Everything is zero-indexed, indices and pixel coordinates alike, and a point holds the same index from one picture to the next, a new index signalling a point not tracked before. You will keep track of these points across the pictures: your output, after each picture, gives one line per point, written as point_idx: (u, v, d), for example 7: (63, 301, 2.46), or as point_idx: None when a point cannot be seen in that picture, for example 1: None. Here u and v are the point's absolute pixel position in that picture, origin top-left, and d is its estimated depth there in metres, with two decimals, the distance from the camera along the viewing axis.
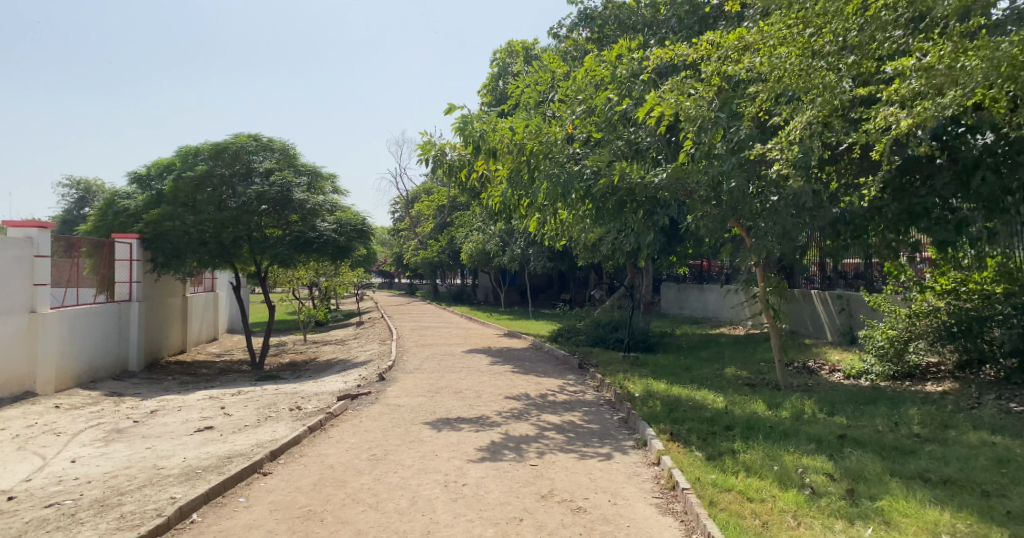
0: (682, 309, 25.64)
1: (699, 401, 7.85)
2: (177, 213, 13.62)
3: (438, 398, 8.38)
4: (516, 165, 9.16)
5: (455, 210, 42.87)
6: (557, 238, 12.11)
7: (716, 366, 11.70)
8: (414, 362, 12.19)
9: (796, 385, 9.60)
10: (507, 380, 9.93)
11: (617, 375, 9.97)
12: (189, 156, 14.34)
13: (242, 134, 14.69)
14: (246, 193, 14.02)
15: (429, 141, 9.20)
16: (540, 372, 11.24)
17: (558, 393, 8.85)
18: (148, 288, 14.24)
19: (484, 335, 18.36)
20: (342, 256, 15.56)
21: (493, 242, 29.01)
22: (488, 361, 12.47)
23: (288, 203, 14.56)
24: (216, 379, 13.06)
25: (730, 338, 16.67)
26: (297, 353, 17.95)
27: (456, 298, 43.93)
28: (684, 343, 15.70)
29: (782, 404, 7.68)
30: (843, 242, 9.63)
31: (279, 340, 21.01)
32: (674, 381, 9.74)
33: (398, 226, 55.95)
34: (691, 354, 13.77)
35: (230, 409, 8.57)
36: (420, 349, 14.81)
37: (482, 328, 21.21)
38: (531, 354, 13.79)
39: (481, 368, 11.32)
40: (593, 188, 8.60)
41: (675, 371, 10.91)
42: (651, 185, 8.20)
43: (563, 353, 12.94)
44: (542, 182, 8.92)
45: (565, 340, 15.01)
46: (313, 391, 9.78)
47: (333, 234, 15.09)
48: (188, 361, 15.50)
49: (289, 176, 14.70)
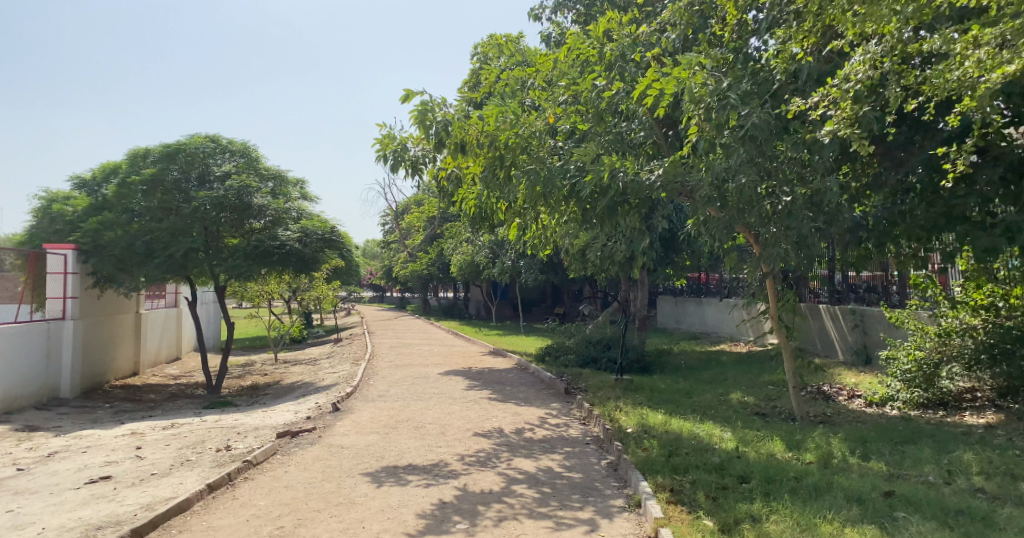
0: (680, 324, 24.40)
1: (704, 440, 6.53)
2: (121, 222, 12.49)
3: (392, 438, 7.00)
4: (489, 163, 7.82)
5: (445, 221, 41.74)
6: (542, 246, 10.82)
7: (718, 391, 10.39)
8: (380, 388, 10.83)
9: (813, 416, 8.27)
10: (480, 411, 8.56)
11: (608, 403, 8.63)
12: (138, 159, 13.16)
13: (198, 135, 13.52)
14: (199, 198, 12.71)
15: (390, 134, 7.89)
16: (520, 398, 9.92)
17: (537, 428, 7.49)
18: (89, 307, 12.89)
19: (467, 354, 16.99)
20: (308, 268, 14.32)
21: (481, 253, 27.76)
22: (464, 385, 11.15)
23: (247, 209, 13.32)
24: (160, 407, 11.67)
25: (732, 357, 15.36)
26: (263, 374, 16.57)
27: (447, 312, 42.61)
28: (683, 363, 14.38)
29: (804, 445, 6.35)
30: (863, 252, 8.41)
31: (248, 360, 19.61)
32: (672, 411, 8.42)
33: (389, 237, 54.69)
34: (691, 376, 12.45)
35: (145, 450, 7.18)
36: (393, 371, 13.44)
37: (466, 345, 19.92)
38: (513, 376, 12.45)
39: (454, 395, 9.98)
40: (578, 187, 7.38)
41: (673, 397, 9.60)
42: (646, 182, 7.03)
43: (548, 375, 11.63)
44: (520, 180, 7.71)
45: (552, 360, 13.69)
46: (253, 425, 8.39)
47: (297, 243, 13.86)
48: (138, 384, 14.08)
49: (248, 179, 13.39)
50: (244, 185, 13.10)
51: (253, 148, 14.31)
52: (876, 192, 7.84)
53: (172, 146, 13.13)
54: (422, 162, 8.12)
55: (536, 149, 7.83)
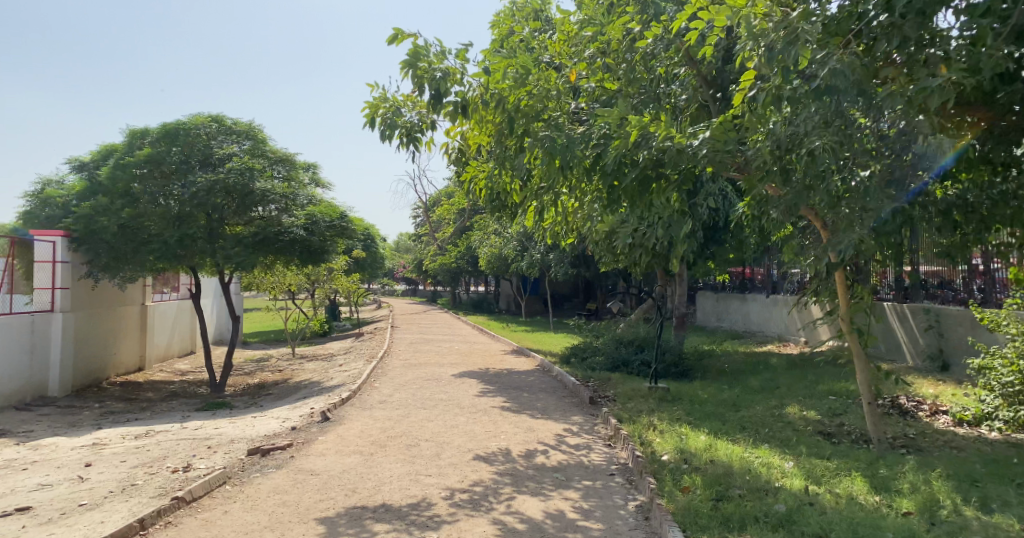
0: (722, 322, 22.80)
1: (763, 476, 5.11)
2: (112, 207, 11.63)
3: (375, 462, 5.79)
4: (498, 130, 6.76)
5: (475, 214, 40.75)
6: (566, 233, 9.54)
7: (770, 403, 8.91)
8: (383, 392, 9.68)
9: (896, 442, 6.71)
10: (488, 426, 7.29)
11: (640, 419, 7.26)
12: (134, 139, 12.29)
13: (199, 114, 12.70)
14: (197, 180, 11.87)
15: (381, 93, 6.82)
16: (538, 407, 8.65)
17: (552, 452, 6.19)
18: (84, 298, 12.17)
19: (488, 352, 15.80)
20: (314, 257, 13.60)
21: (510, 246, 26.62)
22: (476, 391, 9.92)
23: (249, 197, 12.46)
24: (152, 407, 10.76)
25: (782, 361, 13.77)
26: (274, 372, 15.69)
27: (477, 307, 41.63)
28: (727, 367, 12.86)
29: (895, 486, 4.85)
30: (961, 241, 6.81)
31: (264, 355, 18.84)
32: (719, 431, 7.00)
33: (419, 230, 53.99)
34: (738, 383, 10.96)
35: (92, 468, 6.11)
36: (404, 371, 12.32)
37: (490, 343, 18.77)
38: (535, 380, 11.18)
39: (464, 403, 8.77)
40: (603, 157, 6.13)
41: (718, 412, 8.18)
42: (686, 150, 5.73)
43: (573, 380, 10.31)
44: (534, 150, 6.47)
45: (579, 362, 12.34)
46: (228, 438, 7.31)
47: (303, 231, 12.94)
48: (139, 381, 13.30)
49: (252, 163, 12.49)
50: (246, 169, 12.27)
51: (259, 130, 13.40)
52: (977, 166, 6.33)
53: (171, 126, 12.28)
54: (420, 130, 6.96)
55: (555, 112, 6.67)
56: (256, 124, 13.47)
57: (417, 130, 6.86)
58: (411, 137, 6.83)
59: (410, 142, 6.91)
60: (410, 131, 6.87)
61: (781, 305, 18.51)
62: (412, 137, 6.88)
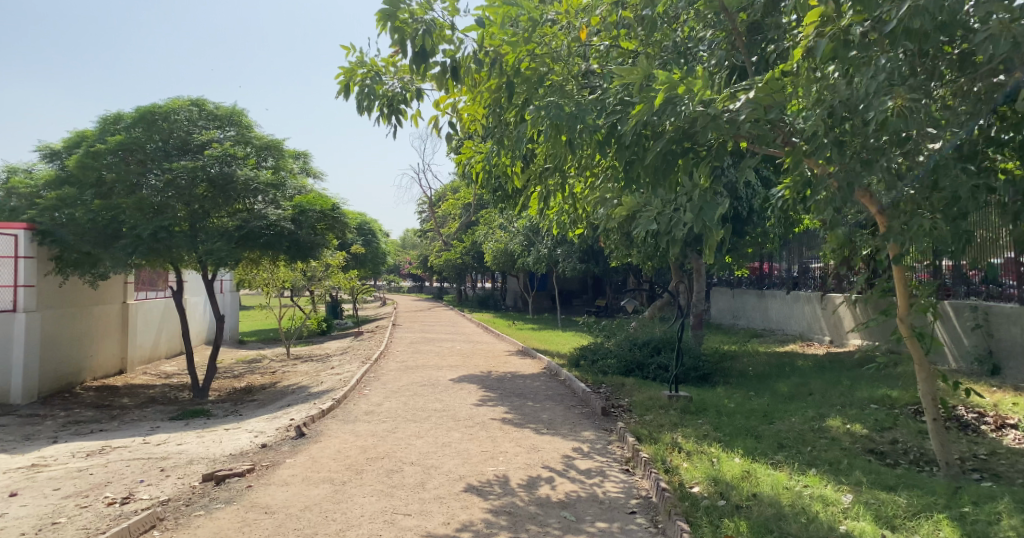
0: (738, 320, 21.77)
1: (823, 519, 4.09)
2: (82, 197, 10.73)
3: (346, 494, 4.81)
4: (495, 100, 5.81)
5: (482, 209, 39.91)
6: (575, 222, 8.58)
7: (807, 415, 7.89)
8: (372, 401, 8.73)
9: (968, 467, 5.73)
10: (486, 445, 6.32)
11: (661, 438, 6.27)
12: (107, 125, 11.35)
13: (177, 98, 11.78)
14: (175, 168, 10.96)
15: (357, 58, 5.83)
16: (544, 420, 7.67)
17: (558, 481, 5.21)
18: (51, 296, 11.27)
19: (491, 353, 14.85)
20: (303, 253, 12.51)
21: (516, 240, 25.61)
22: (476, 399, 8.95)
23: (230, 188, 11.51)
24: (124, 416, 9.80)
25: (808, 363, 12.77)
26: (265, 374, 14.81)
27: (483, 304, 40.74)
28: (750, 371, 11.84)
29: (995, 534, 3.83)
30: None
31: (257, 355, 17.99)
32: (755, 453, 6.00)
33: (425, 226, 53.06)
34: (765, 389, 9.94)
35: (15, 499, 5.15)
36: (399, 375, 11.38)
37: (495, 342, 17.83)
38: (541, 386, 10.20)
39: (460, 414, 7.80)
40: (620, 126, 5.18)
41: (748, 427, 7.17)
42: (722, 117, 4.79)
43: (583, 387, 9.35)
44: (537, 120, 5.52)
45: (588, 365, 11.35)
46: (187, 458, 6.26)
47: (290, 224, 12.02)
48: (116, 385, 12.40)
49: (234, 150, 11.61)
50: (226, 154, 11.34)
51: (241, 114, 12.47)
52: None
53: (145, 110, 11.33)
54: (404, 101, 5.97)
55: (560, 76, 5.78)
56: (238, 108, 12.56)
57: (401, 102, 5.88)
58: (394, 108, 5.85)
59: (392, 114, 5.92)
60: (392, 101, 5.89)
61: (802, 302, 17.47)
62: (394, 108, 5.89)
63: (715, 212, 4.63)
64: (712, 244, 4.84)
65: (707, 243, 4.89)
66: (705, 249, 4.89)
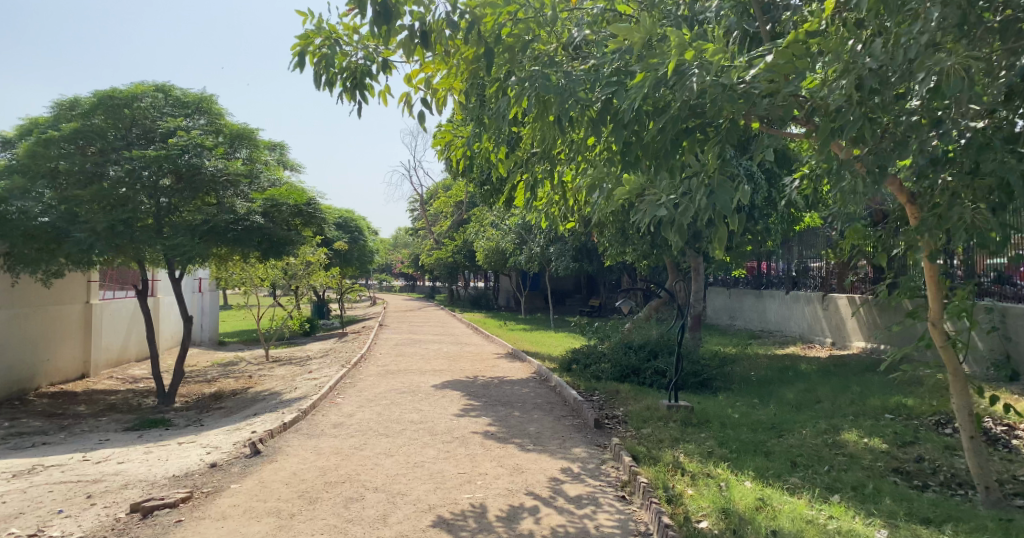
0: (734, 321, 21.18)
1: None
2: (33, 188, 9.90)
3: (293, 531, 4.04)
4: (473, 73, 5.08)
5: (473, 207, 39.16)
6: (565, 216, 7.90)
7: (818, 427, 7.19)
8: (343, 412, 7.97)
9: (1007, 492, 5.12)
10: (463, 466, 5.58)
11: (662, 458, 5.55)
12: (62, 110, 10.53)
13: (140, 83, 10.97)
14: (135, 157, 10.18)
15: (314, 22, 5.07)
16: (531, 432, 6.95)
17: (544, 511, 4.47)
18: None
19: (478, 356, 14.11)
20: (277, 250, 11.76)
21: (508, 239, 24.89)
22: (457, 408, 8.21)
23: (198, 180, 10.83)
24: (75, 426, 8.94)
25: (812, 367, 12.11)
26: (239, 378, 14.02)
27: (474, 303, 40.01)
28: (751, 376, 11.16)
29: None
30: None
31: (234, 358, 17.18)
32: (768, 476, 5.27)
33: (416, 224, 52.25)
34: (769, 397, 9.25)
35: None
36: (377, 381, 10.63)
37: (483, 344, 17.10)
38: (529, 393, 9.47)
39: (438, 427, 7.07)
40: (618, 98, 4.47)
41: (755, 442, 6.45)
42: (737, 87, 4.10)
43: (574, 394, 8.64)
44: (522, 95, 4.79)
45: (580, 369, 10.63)
46: (121, 481, 5.43)
47: (260, 218, 11.31)
48: (74, 391, 11.55)
49: (201, 138, 10.84)
50: (193, 143, 10.64)
51: (210, 100, 11.62)
52: None
53: (103, 94, 10.47)
54: (369, 74, 5.21)
55: (547, 46, 5.09)
56: (208, 95, 11.74)
57: (366, 75, 5.13)
58: (358, 83, 5.11)
59: (355, 90, 5.15)
60: (356, 75, 5.13)
61: (802, 303, 16.84)
62: (358, 82, 5.14)
63: (729, 200, 3.93)
64: (724, 237, 4.13)
65: (717, 235, 4.19)
66: (714, 242, 4.19)
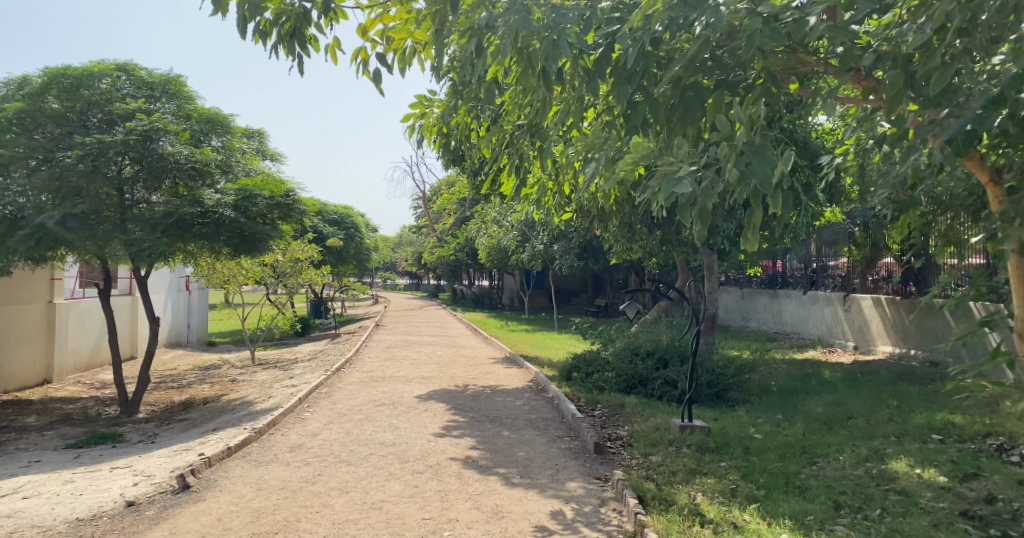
0: (747, 323, 20.07)
1: None
2: None
3: None
4: (440, 19, 4.05)
5: (477, 204, 38.16)
6: (560, 206, 6.89)
7: (857, 453, 6.10)
8: (308, 431, 6.95)
9: None
10: (431, 509, 4.53)
11: (675, 501, 4.48)
12: (10, 91, 9.60)
13: (98, 62, 10.04)
14: (89, 141, 9.24)
15: None
16: (520, 459, 5.92)
17: None
18: None
19: (473, 361, 13.07)
20: (251, 246, 10.79)
21: (510, 236, 23.86)
22: (439, 426, 7.18)
23: (160, 168, 9.90)
24: (11, 443, 7.97)
25: (837, 375, 10.96)
26: (216, 384, 13.05)
27: (478, 303, 38.94)
28: (772, 386, 10.04)
29: None
30: None
31: (217, 362, 16.22)
32: (807, 528, 4.18)
33: (420, 222, 51.24)
34: (795, 412, 8.17)
35: None
36: (357, 390, 9.62)
37: (481, 348, 16.07)
38: (523, 406, 8.43)
39: (411, 452, 6.04)
40: (622, 41, 3.44)
41: (785, 474, 5.37)
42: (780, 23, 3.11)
43: (572, 410, 7.61)
44: (500, 41, 3.76)
45: (582, 378, 9.60)
46: (11, 526, 4.42)
47: (231, 210, 10.31)
48: (29, 399, 10.60)
49: (163, 122, 9.88)
50: (153, 127, 9.69)
51: (178, 81, 10.65)
52: None
53: (55, 73, 9.59)
54: (310, 21, 4.17)
55: None
56: (176, 76, 10.77)
57: (307, 23, 4.10)
58: (296, 30, 4.09)
59: (293, 41, 4.12)
60: (293, 21, 4.10)
61: (822, 304, 15.68)
62: (296, 31, 4.11)
63: (773, 171, 2.89)
64: (757, 222, 3.16)
65: (749, 220, 3.23)
66: (744, 229, 3.22)
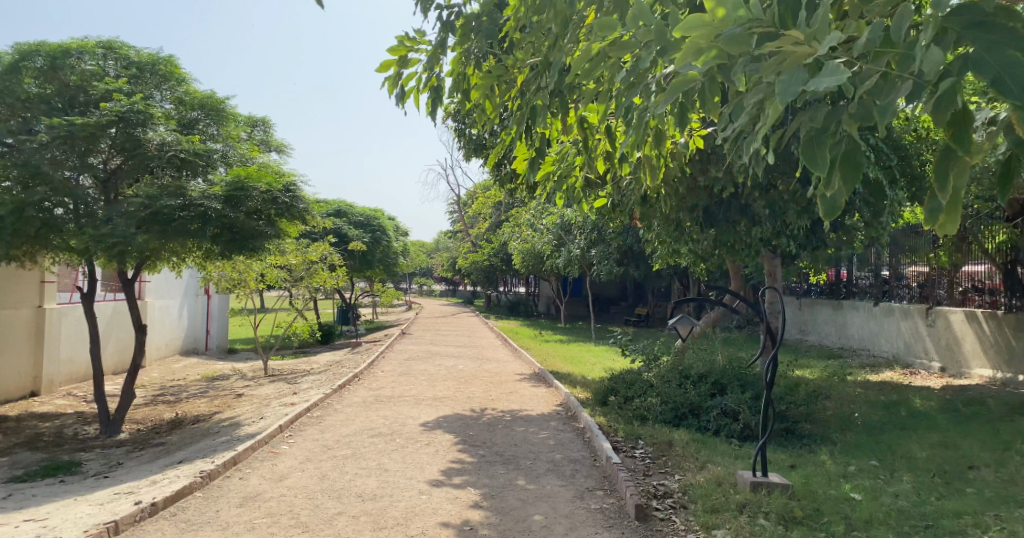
0: (807, 336, 18.02)
1: None
2: None
3: None
4: None
5: (512, 207, 36.91)
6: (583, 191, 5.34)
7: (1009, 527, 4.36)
8: (276, 473, 5.57)
9: None
10: None
11: None
12: None
13: (78, 38, 8.96)
14: (59, 123, 8.16)
15: None
16: (537, 526, 4.39)
17: None
18: None
19: (496, 378, 11.57)
20: (243, 245, 9.56)
21: (545, 239, 22.42)
22: (438, 469, 5.72)
23: (140, 155, 8.76)
24: None
25: (930, 404, 9.06)
26: (216, 397, 11.93)
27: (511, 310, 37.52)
28: (852, 418, 8.26)
29: None
30: None
31: (227, 372, 15.16)
32: None
33: (455, 227, 50.29)
34: (892, 457, 6.43)
35: None
36: (356, 414, 8.25)
37: (508, 362, 14.57)
38: (546, 441, 6.89)
39: (391, 512, 4.58)
40: None
41: None
42: None
43: (606, 451, 6.04)
44: None
45: (620, 405, 8.02)
46: None
47: (218, 203, 9.08)
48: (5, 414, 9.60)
49: (144, 103, 8.74)
50: (131, 109, 8.55)
51: (169, 62, 9.55)
52: None
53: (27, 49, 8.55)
54: None
55: None
56: (168, 56, 9.67)
57: None
58: None
59: None
60: None
61: (897, 317, 13.65)
62: None
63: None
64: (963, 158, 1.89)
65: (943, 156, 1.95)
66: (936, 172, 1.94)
